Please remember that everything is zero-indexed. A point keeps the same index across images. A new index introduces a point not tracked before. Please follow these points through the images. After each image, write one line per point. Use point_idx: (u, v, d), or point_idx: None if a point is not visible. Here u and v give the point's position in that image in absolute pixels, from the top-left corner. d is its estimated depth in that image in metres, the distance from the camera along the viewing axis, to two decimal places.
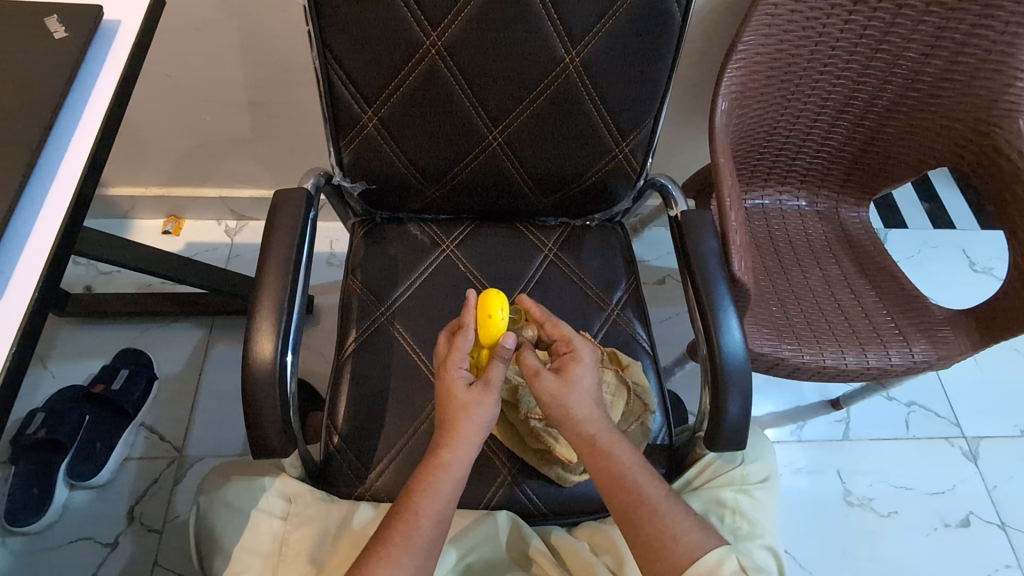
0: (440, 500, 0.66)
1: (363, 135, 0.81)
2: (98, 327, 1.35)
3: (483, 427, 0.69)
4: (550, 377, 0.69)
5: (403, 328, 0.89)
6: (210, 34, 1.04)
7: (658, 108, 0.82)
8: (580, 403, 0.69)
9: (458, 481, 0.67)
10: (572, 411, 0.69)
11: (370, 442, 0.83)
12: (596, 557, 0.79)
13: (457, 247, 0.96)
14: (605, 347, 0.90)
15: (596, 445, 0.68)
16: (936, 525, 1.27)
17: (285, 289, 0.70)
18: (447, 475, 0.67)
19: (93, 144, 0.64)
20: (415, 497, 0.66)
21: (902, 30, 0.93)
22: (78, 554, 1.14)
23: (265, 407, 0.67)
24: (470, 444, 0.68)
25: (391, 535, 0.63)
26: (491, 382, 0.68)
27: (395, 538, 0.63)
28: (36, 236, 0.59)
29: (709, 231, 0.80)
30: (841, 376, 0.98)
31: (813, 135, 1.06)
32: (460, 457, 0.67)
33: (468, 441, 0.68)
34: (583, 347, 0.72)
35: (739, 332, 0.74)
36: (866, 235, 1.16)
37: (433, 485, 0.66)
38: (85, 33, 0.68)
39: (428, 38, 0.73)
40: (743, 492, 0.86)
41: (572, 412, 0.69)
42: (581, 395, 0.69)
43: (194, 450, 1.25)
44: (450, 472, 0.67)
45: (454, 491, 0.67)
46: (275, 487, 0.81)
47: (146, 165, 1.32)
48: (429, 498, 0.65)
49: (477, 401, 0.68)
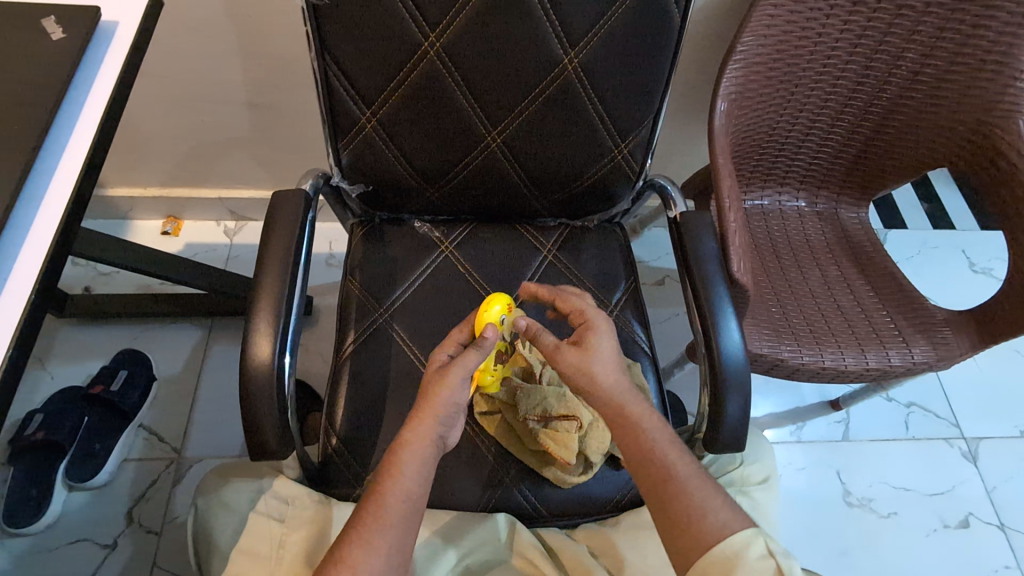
0: (408, 481, 0.66)
1: (362, 136, 0.81)
2: (97, 328, 1.35)
3: (451, 411, 0.70)
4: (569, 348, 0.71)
5: (402, 328, 0.89)
6: (209, 34, 1.04)
7: (657, 109, 0.82)
8: (601, 367, 0.69)
9: (423, 463, 0.67)
10: (595, 374, 0.69)
11: (369, 444, 0.82)
12: (595, 560, 0.81)
13: (456, 247, 0.96)
14: None
15: (627, 416, 0.67)
16: (936, 526, 1.27)
17: (283, 290, 0.70)
18: (409, 454, 0.67)
19: (91, 145, 0.64)
20: (383, 478, 0.66)
21: (902, 30, 0.93)
22: (77, 555, 1.14)
23: (263, 408, 0.66)
24: (435, 426, 0.69)
25: (362, 518, 0.63)
26: (466, 368, 0.70)
27: (366, 522, 0.62)
28: (34, 237, 0.59)
29: (708, 232, 0.80)
30: (841, 376, 0.98)
31: (812, 136, 1.06)
32: (424, 437, 0.68)
33: (431, 424, 0.68)
34: (600, 319, 0.73)
35: (738, 333, 0.74)
36: (865, 236, 1.15)
37: (399, 466, 0.66)
38: (83, 34, 0.68)
39: (426, 39, 0.73)
40: (742, 493, 0.87)
41: (596, 376, 0.69)
42: (603, 359, 0.70)
43: (193, 451, 1.25)
44: (416, 451, 0.67)
45: (422, 473, 0.67)
46: (275, 488, 0.82)
47: (145, 165, 1.32)
48: (396, 479, 0.66)
49: (449, 384, 0.69)
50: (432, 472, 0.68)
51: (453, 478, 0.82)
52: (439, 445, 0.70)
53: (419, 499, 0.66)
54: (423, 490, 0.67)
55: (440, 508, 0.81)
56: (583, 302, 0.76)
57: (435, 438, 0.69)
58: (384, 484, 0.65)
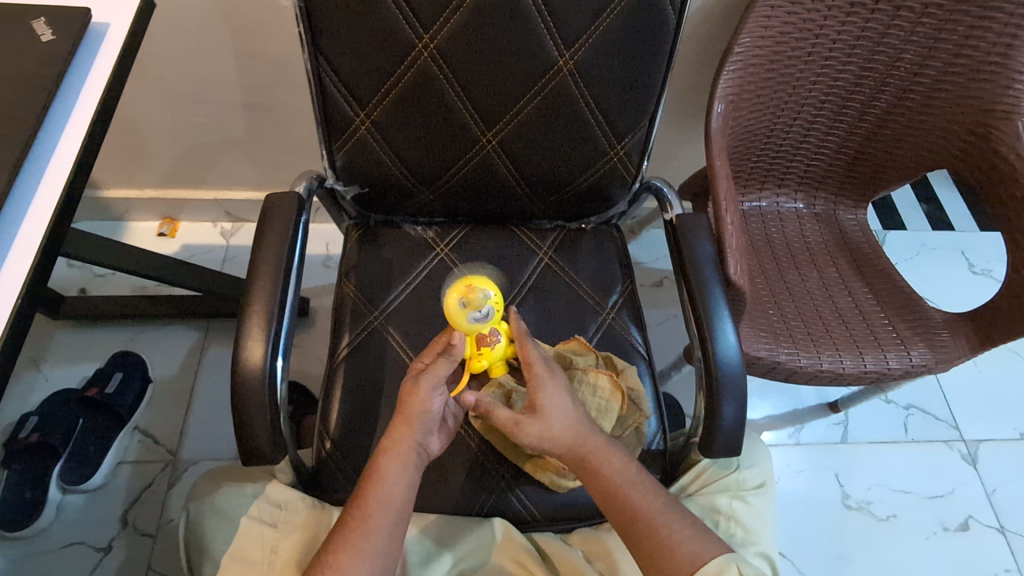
0: (392, 487, 0.67)
1: (355, 138, 0.81)
2: (93, 330, 1.35)
3: (429, 418, 0.70)
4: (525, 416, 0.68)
5: (397, 332, 0.89)
6: (204, 35, 1.04)
7: (653, 110, 0.81)
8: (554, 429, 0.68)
9: (404, 469, 0.68)
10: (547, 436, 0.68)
11: (361, 448, 0.82)
12: (589, 564, 0.80)
13: (451, 250, 0.95)
14: (601, 353, 0.88)
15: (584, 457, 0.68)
16: (935, 529, 1.26)
17: (276, 293, 0.70)
18: (390, 460, 0.67)
19: (80, 147, 0.63)
20: (367, 486, 0.67)
21: (900, 31, 0.92)
22: (71, 558, 1.13)
23: (255, 413, 0.66)
24: (416, 434, 0.69)
25: (348, 523, 0.64)
26: (438, 378, 0.69)
27: (352, 529, 0.64)
28: (22, 240, 0.59)
29: (704, 234, 0.79)
30: (839, 380, 0.98)
31: (808, 139, 1.06)
32: (406, 446, 0.68)
33: (410, 431, 0.69)
34: (546, 375, 0.69)
35: (734, 338, 0.73)
36: (864, 239, 1.15)
37: (381, 474, 0.67)
38: (73, 35, 0.67)
39: (421, 40, 0.72)
40: (738, 498, 0.86)
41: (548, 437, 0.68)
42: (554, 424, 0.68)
43: (189, 453, 1.24)
44: (396, 457, 0.68)
45: (403, 478, 0.67)
46: (268, 493, 0.81)
47: (140, 166, 1.32)
48: (379, 486, 0.66)
49: (421, 392, 0.68)
50: (415, 478, 0.69)
51: (446, 481, 0.82)
52: (423, 454, 0.71)
53: (404, 504, 0.67)
54: (407, 495, 0.67)
55: (435, 511, 0.81)
56: (536, 356, 0.69)
57: (415, 446, 0.69)
58: (367, 489, 0.66)
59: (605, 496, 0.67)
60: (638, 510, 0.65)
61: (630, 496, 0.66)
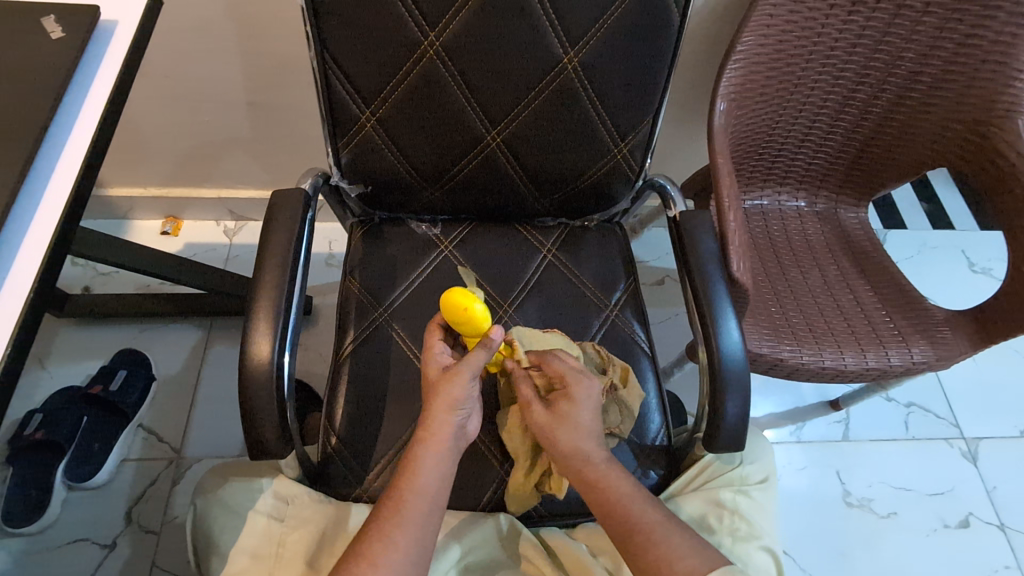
0: (427, 476, 0.68)
1: (361, 135, 0.81)
2: (97, 328, 1.35)
3: (466, 403, 0.71)
4: (542, 412, 0.73)
5: (401, 327, 0.89)
6: (208, 34, 1.04)
7: (657, 109, 0.82)
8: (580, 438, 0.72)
9: (440, 459, 0.69)
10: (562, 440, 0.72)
11: (368, 444, 0.83)
12: (595, 559, 0.79)
13: (455, 247, 0.96)
14: (617, 360, 0.85)
15: (587, 473, 0.71)
16: (936, 526, 1.27)
17: (283, 290, 0.70)
18: (426, 451, 0.69)
19: (90, 143, 0.64)
20: (403, 477, 0.68)
21: (902, 30, 0.93)
22: (75, 555, 1.14)
23: (263, 408, 0.66)
24: (451, 421, 0.70)
25: (382, 513, 0.65)
26: (473, 366, 0.70)
27: (387, 517, 0.64)
28: (33, 236, 0.59)
29: (707, 230, 0.79)
30: (841, 377, 0.98)
31: (810, 138, 1.07)
32: (442, 435, 0.69)
33: (447, 416, 0.70)
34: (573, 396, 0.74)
35: (739, 333, 0.74)
36: (866, 237, 1.15)
37: (416, 465, 0.68)
38: (83, 33, 0.68)
39: (426, 38, 0.73)
40: (741, 493, 0.87)
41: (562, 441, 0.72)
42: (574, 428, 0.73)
43: (192, 450, 1.25)
44: (433, 447, 0.69)
45: (439, 469, 0.69)
46: (275, 488, 0.81)
47: (145, 165, 1.32)
48: (414, 477, 0.67)
49: (457, 381, 0.70)
50: (451, 466, 0.70)
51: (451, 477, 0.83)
52: (461, 437, 0.72)
53: (438, 495, 0.68)
54: (444, 484, 0.68)
55: None
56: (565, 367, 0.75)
57: (453, 430, 0.70)
58: (403, 482, 0.67)
59: (598, 509, 0.69)
60: (638, 518, 0.67)
61: (630, 510, 0.68)
